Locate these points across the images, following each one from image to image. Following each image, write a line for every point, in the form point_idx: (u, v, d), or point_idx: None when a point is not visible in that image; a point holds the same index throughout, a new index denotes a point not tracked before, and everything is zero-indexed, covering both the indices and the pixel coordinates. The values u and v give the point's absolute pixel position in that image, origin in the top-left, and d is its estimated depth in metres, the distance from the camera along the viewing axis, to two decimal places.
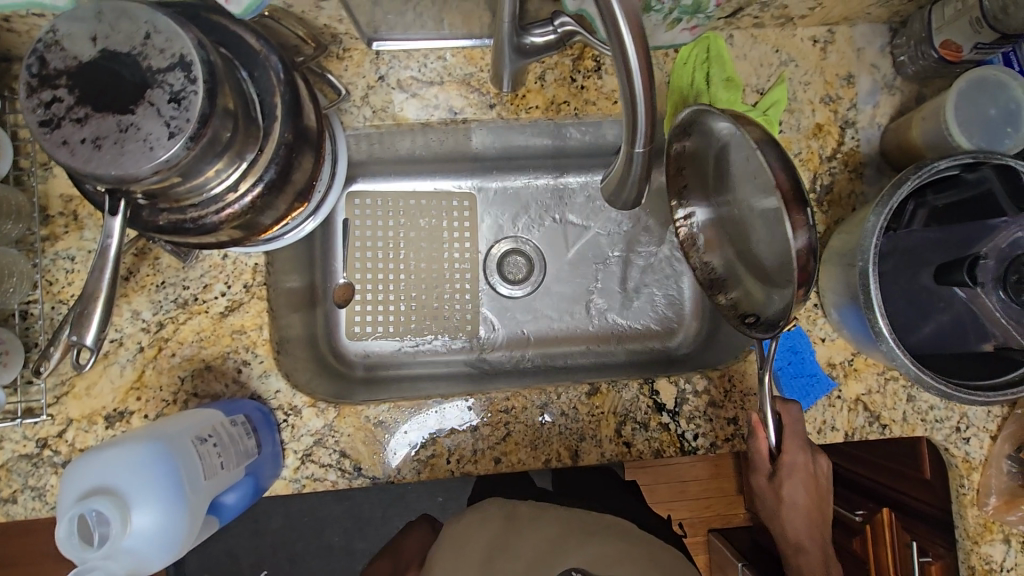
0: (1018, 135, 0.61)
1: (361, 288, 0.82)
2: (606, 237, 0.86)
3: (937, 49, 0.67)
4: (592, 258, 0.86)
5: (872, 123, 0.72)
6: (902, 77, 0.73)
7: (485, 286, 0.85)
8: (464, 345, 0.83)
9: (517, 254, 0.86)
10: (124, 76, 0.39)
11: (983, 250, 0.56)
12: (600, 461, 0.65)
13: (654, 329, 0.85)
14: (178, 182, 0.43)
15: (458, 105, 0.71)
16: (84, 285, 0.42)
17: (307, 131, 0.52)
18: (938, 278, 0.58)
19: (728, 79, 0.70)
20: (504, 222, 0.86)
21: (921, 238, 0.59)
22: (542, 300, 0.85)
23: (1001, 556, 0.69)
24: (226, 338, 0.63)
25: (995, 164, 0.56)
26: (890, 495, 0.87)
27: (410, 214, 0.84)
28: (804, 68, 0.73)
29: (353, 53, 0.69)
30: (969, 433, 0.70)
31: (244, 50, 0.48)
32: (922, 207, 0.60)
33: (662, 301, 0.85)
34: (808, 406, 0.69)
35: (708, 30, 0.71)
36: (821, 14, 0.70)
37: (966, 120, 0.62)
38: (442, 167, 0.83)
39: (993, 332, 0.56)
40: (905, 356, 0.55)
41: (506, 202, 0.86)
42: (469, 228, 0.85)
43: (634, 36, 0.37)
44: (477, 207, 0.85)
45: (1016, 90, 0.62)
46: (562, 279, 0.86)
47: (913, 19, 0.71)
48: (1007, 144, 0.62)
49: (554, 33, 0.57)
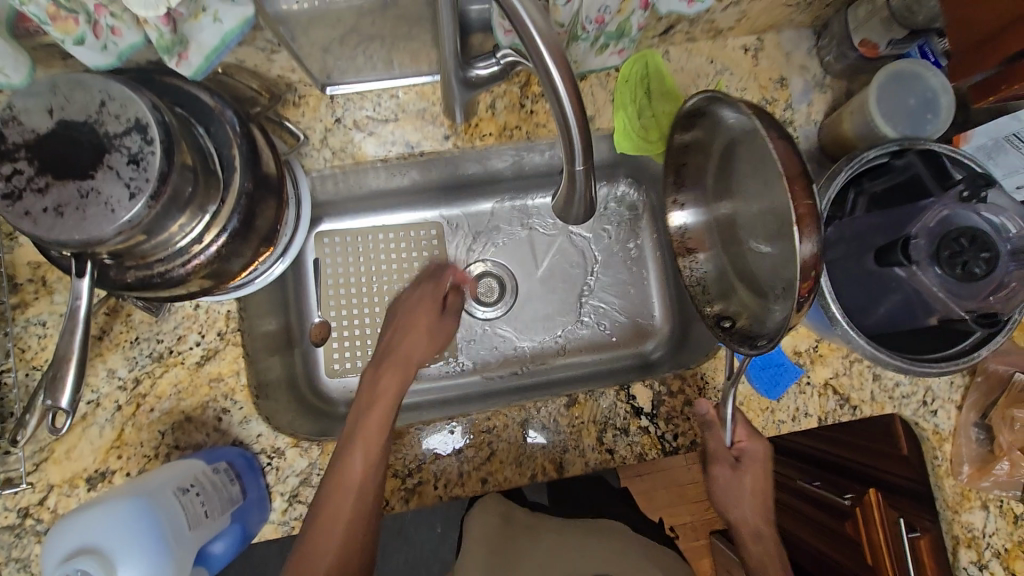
0: (938, 121, 0.66)
1: (337, 325, 0.83)
2: (574, 252, 0.89)
3: (856, 48, 0.71)
4: (563, 272, 0.88)
5: (809, 120, 0.76)
6: (831, 75, 0.77)
7: (460, 311, 0.87)
8: (445, 371, 0.84)
9: (489, 276, 0.88)
10: (82, 144, 0.41)
11: (912, 231, 0.57)
12: (586, 471, 0.67)
13: (629, 336, 0.87)
14: (143, 239, 0.44)
15: (414, 139, 0.73)
16: (56, 349, 0.43)
17: (266, 178, 0.54)
18: (876, 264, 0.60)
19: (669, 92, 0.74)
20: (474, 247, 0.88)
21: (863, 223, 0.62)
22: (518, 319, 0.87)
23: (981, 522, 0.72)
24: (204, 388, 0.63)
25: (919, 150, 0.61)
26: (871, 473, 0.89)
27: (380, 247, 0.85)
28: (739, 75, 0.77)
29: (308, 99, 0.72)
30: (935, 405, 0.73)
31: (199, 107, 0.50)
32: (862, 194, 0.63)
33: (634, 308, 0.88)
34: (780, 396, 0.71)
35: (644, 47, 0.74)
36: (748, 24, 0.75)
37: (890, 111, 0.66)
38: (407, 200, 0.86)
39: (935, 307, 0.58)
40: (859, 334, 0.58)
41: (473, 227, 0.88)
42: (440, 256, 0.87)
43: (562, 72, 0.40)
44: (446, 235, 0.87)
45: (931, 79, 0.66)
46: (535, 295, 0.88)
47: (832, 22, 0.75)
48: (929, 129, 0.66)
49: (498, 65, 0.58)
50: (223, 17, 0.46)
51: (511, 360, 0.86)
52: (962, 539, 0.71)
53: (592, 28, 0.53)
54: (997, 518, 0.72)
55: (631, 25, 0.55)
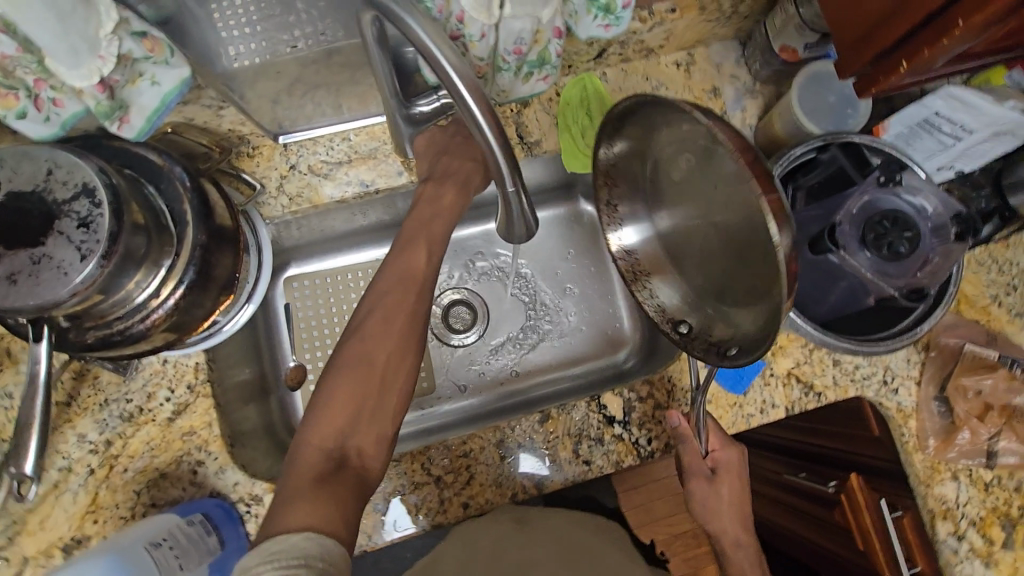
0: (857, 113, 0.72)
1: (312, 367, 0.83)
2: (538, 272, 0.91)
3: (778, 53, 0.74)
4: (529, 293, 0.90)
5: (744, 125, 0.80)
6: (759, 81, 0.82)
7: (433, 341, 0.88)
8: (423, 402, 0.85)
9: (459, 303, 0.90)
10: (32, 212, 0.43)
11: (837, 218, 0.62)
12: (565, 484, 0.68)
13: (600, 349, 0.89)
14: (100, 298, 0.45)
15: (369, 178, 0.76)
16: (18, 416, 0.44)
17: (221, 229, 0.55)
18: (809, 254, 0.63)
19: (608, 109, 0.78)
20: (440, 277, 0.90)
21: (801, 215, 0.65)
22: (491, 342, 0.88)
23: (954, 493, 0.74)
24: (177, 443, 0.64)
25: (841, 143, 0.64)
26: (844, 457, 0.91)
27: (348, 286, 0.86)
28: (674, 89, 0.81)
29: (262, 149, 0.74)
30: (896, 383, 0.76)
31: (150, 167, 0.52)
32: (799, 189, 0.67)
33: (601, 320, 0.90)
34: (746, 390, 0.74)
35: (582, 72, 0.79)
36: (676, 41, 0.79)
37: (813, 108, 0.71)
38: (371, 237, 0.87)
39: (868, 287, 0.61)
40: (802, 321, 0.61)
41: None
42: None
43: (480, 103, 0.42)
44: None
45: None
46: (505, 318, 0.89)
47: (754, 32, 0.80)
48: (850, 122, 0.72)
49: (438, 102, 0.61)
50: (161, 80, 0.48)
51: (488, 383, 0.87)
52: (939, 511, 0.73)
53: (512, 58, 0.56)
54: (968, 487, 0.74)
55: (550, 53, 0.58)
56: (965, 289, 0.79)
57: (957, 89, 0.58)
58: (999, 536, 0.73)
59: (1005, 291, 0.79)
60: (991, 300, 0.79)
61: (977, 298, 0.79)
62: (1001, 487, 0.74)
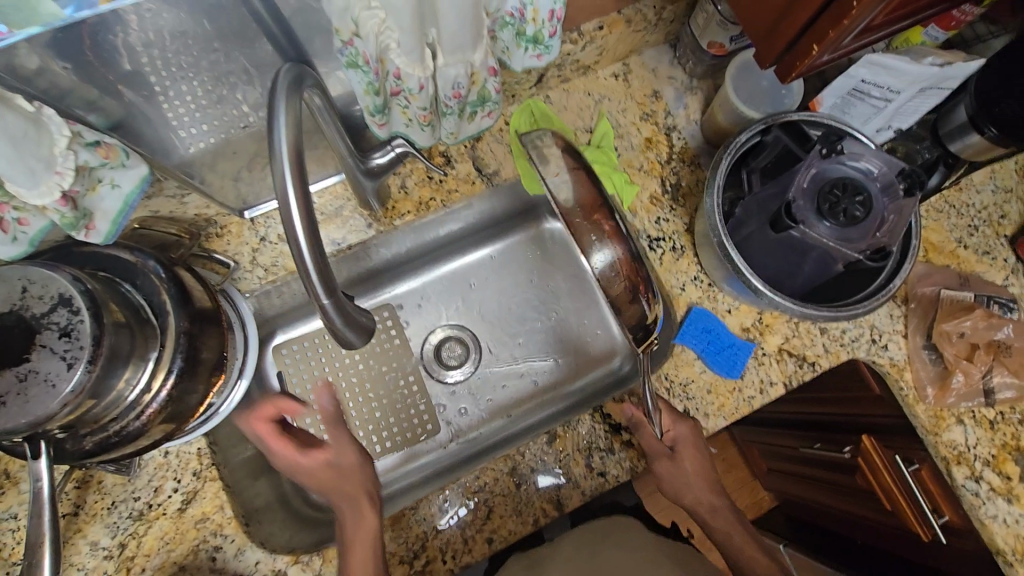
0: (791, 93, 0.77)
1: (316, 431, 0.83)
2: (520, 296, 0.91)
3: (707, 49, 0.77)
4: (518, 320, 0.91)
5: (690, 121, 0.84)
6: (696, 78, 0.85)
7: (431, 382, 0.88)
8: (430, 444, 0.86)
9: (450, 340, 0.90)
10: (12, 332, 0.43)
11: (791, 195, 0.63)
12: (585, 500, 0.68)
13: (593, 358, 0.90)
14: (92, 403, 0.46)
15: (339, 236, 0.77)
16: (26, 536, 0.43)
17: (201, 312, 0.56)
18: (773, 234, 0.64)
19: (558, 130, 0.81)
20: (426, 318, 0.90)
21: (758, 197, 0.67)
22: (488, 375, 0.89)
23: (963, 437, 0.75)
24: (192, 532, 0.63)
25: (780, 123, 0.67)
26: (850, 421, 0.91)
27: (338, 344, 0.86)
28: (617, 99, 0.84)
29: (230, 227, 0.75)
30: (885, 340, 0.78)
31: (122, 266, 0.53)
32: (753, 172, 0.70)
33: (591, 330, 0.91)
34: (742, 373, 0.75)
35: (527, 98, 0.82)
36: (610, 55, 0.82)
37: (749, 96, 0.76)
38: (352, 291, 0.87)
39: (833, 254, 0.63)
40: (780, 298, 0.63)
41: (420, 300, 0.90)
42: (397, 335, 0.89)
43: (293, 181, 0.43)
44: (397, 313, 0.89)
45: None
46: (498, 347, 0.90)
47: (681, 34, 0.84)
48: (787, 102, 0.77)
49: (393, 152, 0.63)
50: (120, 183, 0.50)
51: (492, 415, 0.87)
52: (953, 458, 0.74)
53: (453, 102, 0.59)
54: (976, 429, 0.75)
55: (488, 91, 0.61)
56: (930, 238, 0.82)
57: (878, 57, 0.61)
58: (1015, 471, 0.74)
59: (965, 234, 0.83)
60: (956, 244, 0.82)
61: (942, 245, 0.82)
62: (1006, 423, 0.75)
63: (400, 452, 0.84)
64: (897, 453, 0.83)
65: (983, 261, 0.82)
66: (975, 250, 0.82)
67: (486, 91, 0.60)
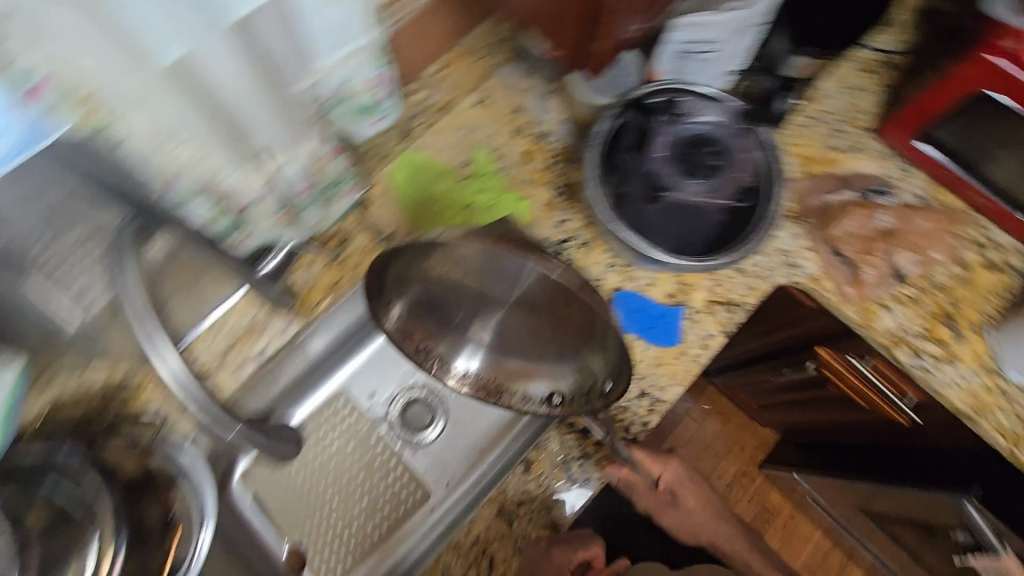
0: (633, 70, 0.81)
1: (308, 540, 0.83)
2: None
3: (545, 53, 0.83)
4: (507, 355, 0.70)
5: (559, 122, 0.86)
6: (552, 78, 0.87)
7: (402, 449, 0.89)
8: (420, 510, 0.86)
9: (408, 406, 0.90)
10: None
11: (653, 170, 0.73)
12: (575, 513, 0.71)
13: None
14: None
15: (261, 348, 0.76)
16: None
17: None
18: (655, 205, 0.73)
19: (438, 172, 0.83)
20: (378, 392, 0.89)
21: (633, 173, 0.74)
22: (459, 417, 0.90)
23: (892, 321, 0.80)
24: None
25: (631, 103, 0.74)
26: (801, 342, 0.94)
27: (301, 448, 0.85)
28: (485, 123, 0.86)
29: (142, 383, 0.69)
30: (797, 259, 0.82)
31: None
32: (622, 152, 0.75)
33: None
34: (679, 336, 0.78)
35: (403, 152, 0.83)
36: None
37: (596, 83, 0.81)
38: (294, 394, 0.86)
39: (709, 207, 0.73)
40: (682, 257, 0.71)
41: (365, 377, 0.89)
42: (355, 417, 0.88)
43: None
44: (348, 398, 0.88)
45: None
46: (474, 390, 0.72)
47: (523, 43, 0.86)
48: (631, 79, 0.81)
49: None
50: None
51: (476, 456, 0.88)
52: (893, 343, 0.80)
53: (304, 195, 0.67)
54: (902, 310, 0.81)
55: (335, 175, 0.69)
56: (804, 153, 0.88)
57: (688, 18, 0.65)
58: (946, 333, 0.80)
59: (832, 140, 0.89)
60: (826, 151, 0.88)
61: (817, 156, 0.88)
62: (926, 295, 0.81)
63: (394, 529, 0.85)
64: (850, 354, 0.88)
65: (856, 158, 0.89)
66: (844, 152, 0.89)
67: (337, 171, 0.69)
